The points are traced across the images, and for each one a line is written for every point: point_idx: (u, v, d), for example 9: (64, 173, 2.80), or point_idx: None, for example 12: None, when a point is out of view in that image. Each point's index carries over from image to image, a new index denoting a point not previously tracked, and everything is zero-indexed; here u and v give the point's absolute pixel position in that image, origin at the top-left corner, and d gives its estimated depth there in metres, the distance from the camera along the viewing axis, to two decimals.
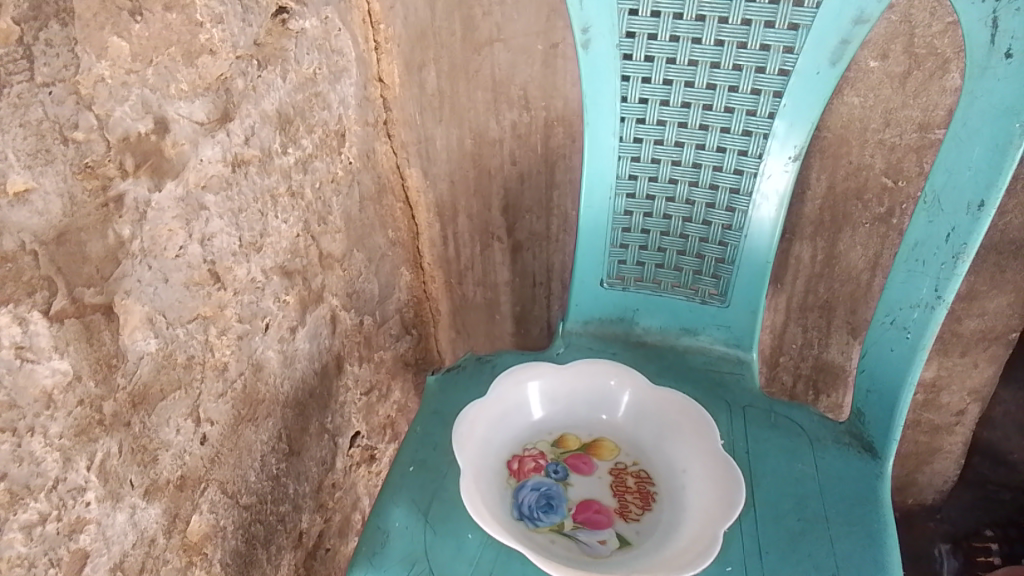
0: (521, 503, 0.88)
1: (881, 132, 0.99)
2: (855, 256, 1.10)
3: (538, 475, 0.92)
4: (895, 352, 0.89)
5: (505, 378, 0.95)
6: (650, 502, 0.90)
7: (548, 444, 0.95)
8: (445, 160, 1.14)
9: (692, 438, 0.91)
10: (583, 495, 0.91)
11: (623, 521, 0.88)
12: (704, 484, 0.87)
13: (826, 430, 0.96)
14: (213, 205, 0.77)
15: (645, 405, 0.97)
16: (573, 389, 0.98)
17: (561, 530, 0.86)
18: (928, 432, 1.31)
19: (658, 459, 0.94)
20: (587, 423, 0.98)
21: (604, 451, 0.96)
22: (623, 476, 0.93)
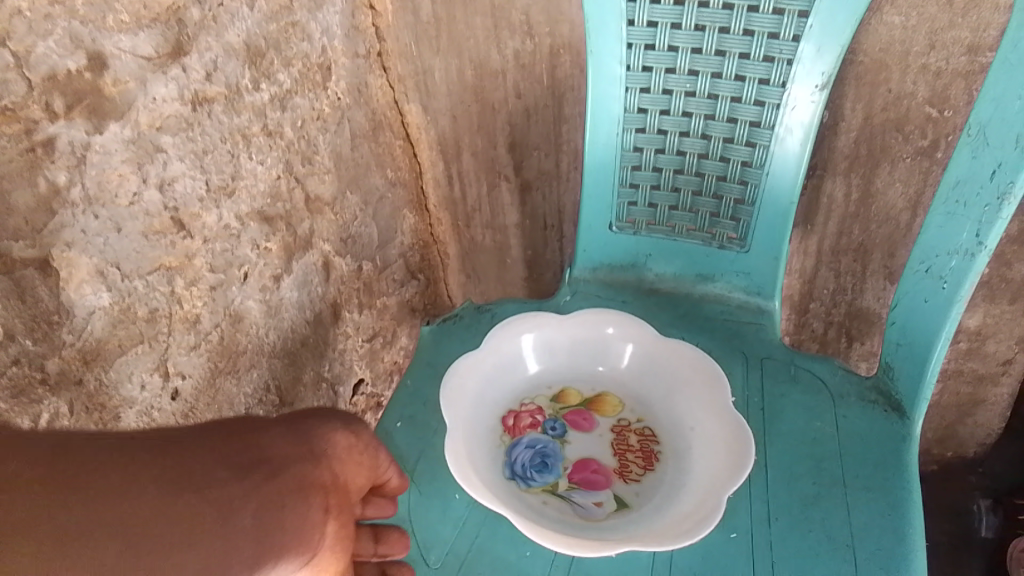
0: (514, 462, 0.83)
1: (925, 56, 0.87)
2: (894, 195, 1.00)
3: (534, 432, 0.87)
4: (930, 304, 0.80)
5: (501, 328, 0.89)
6: (652, 461, 0.84)
7: (547, 399, 0.90)
8: (446, 94, 1.06)
9: (700, 393, 0.84)
10: (580, 454, 0.85)
11: (622, 483, 0.83)
12: (711, 443, 0.81)
13: (851, 387, 0.88)
14: (171, 147, 0.71)
15: (652, 357, 0.90)
16: (575, 340, 0.92)
17: (554, 491, 0.81)
18: (971, 384, 1.22)
19: (665, 415, 0.87)
20: (590, 376, 0.92)
21: (606, 407, 0.90)
22: (625, 434, 0.87)
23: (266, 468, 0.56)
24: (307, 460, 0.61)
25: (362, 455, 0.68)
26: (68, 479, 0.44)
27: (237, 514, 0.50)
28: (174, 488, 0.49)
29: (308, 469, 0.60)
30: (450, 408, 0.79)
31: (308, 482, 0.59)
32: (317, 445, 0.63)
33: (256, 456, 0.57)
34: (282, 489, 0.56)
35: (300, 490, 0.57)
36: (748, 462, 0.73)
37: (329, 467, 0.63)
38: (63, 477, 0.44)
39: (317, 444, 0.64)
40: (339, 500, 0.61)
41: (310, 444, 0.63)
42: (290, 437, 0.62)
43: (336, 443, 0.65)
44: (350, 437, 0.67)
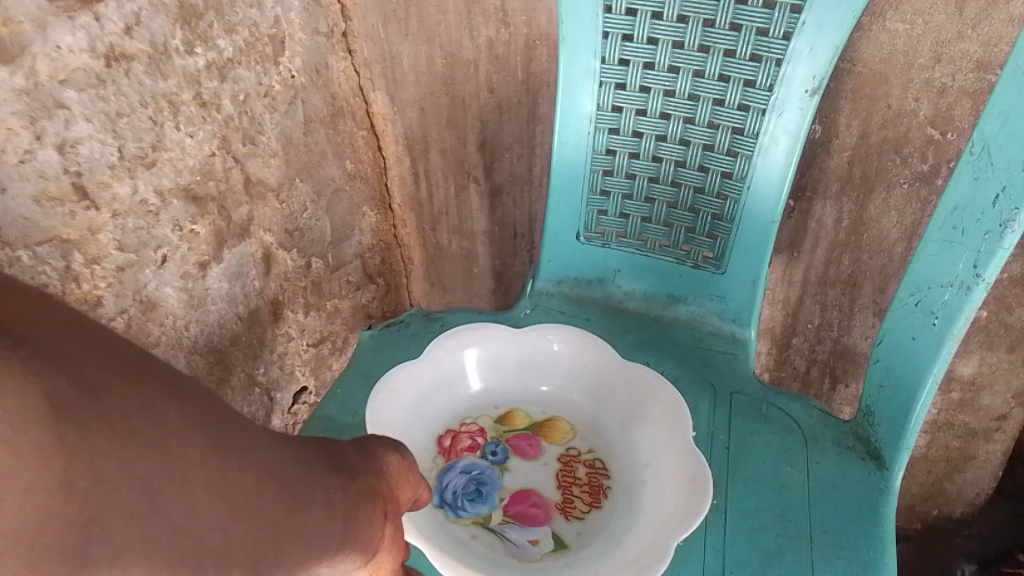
0: (445, 489, 0.74)
1: (929, 69, 0.80)
2: (888, 224, 0.92)
3: (471, 456, 0.78)
4: (918, 342, 0.71)
5: (445, 339, 0.81)
6: (600, 498, 0.75)
7: (491, 420, 0.81)
8: (414, 83, 0.99)
9: (659, 426, 0.76)
10: (520, 485, 0.76)
11: (563, 520, 0.73)
12: (666, 483, 0.72)
13: (826, 431, 0.79)
14: (76, 104, 0.63)
15: (610, 382, 0.81)
16: (528, 358, 0.84)
17: (486, 525, 0.72)
18: (962, 437, 1.13)
19: (619, 448, 0.79)
20: (541, 399, 0.83)
21: (556, 434, 0.81)
22: (572, 465, 0.78)
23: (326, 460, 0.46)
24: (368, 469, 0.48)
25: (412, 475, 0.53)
26: (137, 400, 0.36)
27: (301, 502, 0.42)
28: (242, 444, 0.41)
29: (372, 478, 0.48)
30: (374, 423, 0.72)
31: (371, 493, 0.47)
32: (381, 456, 0.51)
33: (313, 450, 0.46)
34: (351, 492, 0.45)
35: (359, 503, 0.45)
36: (702, 508, 0.65)
37: (389, 484, 0.49)
38: (136, 394, 0.37)
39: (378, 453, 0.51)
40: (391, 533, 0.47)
41: (368, 452, 0.51)
42: (352, 446, 0.50)
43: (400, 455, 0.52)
44: (406, 454, 0.53)
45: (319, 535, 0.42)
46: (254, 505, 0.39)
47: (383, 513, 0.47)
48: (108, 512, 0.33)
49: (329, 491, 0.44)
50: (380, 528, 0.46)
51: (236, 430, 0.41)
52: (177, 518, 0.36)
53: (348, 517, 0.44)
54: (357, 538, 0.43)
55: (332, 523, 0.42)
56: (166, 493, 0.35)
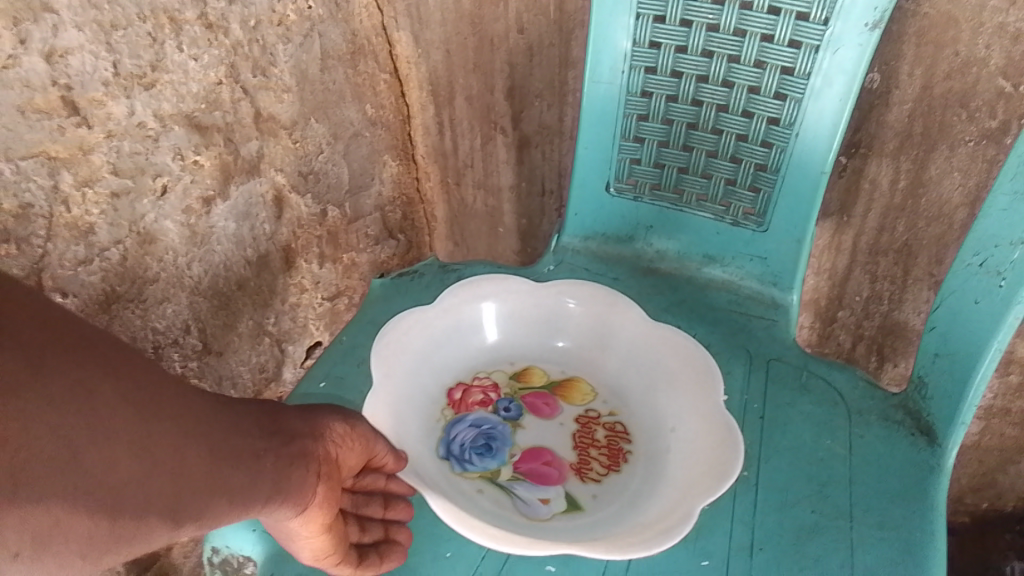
0: (452, 440, 0.69)
1: (1003, 13, 0.72)
2: (949, 185, 0.84)
3: (482, 410, 0.73)
4: (981, 307, 0.64)
5: (462, 287, 0.75)
6: (619, 461, 0.69)
7: (506, 375, 0.76)
8: (440, 23, 0.93)
9: (688, 390, 0.69)
10: (534, 442, 0.71)
11: (577, 481, 0.68)
12: (692, 450, 0.66)
13: (872, 403, 0.72)
14: (64, 10, 0.59)
15: (637, 342, 0.74)
16: (549, 314, 0.77)
17: (494, 480, 0.67)
18: (1019, 426, 1.05)
19: (643, 412, 0.72)
20: (562, 357, 0.77)
21: (576, 394, 0.75)
22: (591, 426, 0.72)
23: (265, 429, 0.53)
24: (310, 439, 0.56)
25: (359, 447, 0.61)
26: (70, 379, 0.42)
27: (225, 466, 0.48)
28: (178, 417, 0.46)
29: (313, 446, 0.56)
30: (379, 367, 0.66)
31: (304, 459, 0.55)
32: (324, 426, 0.58)
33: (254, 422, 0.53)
34: (283, 459, 0.53)
35: (301, 475, 0.54)
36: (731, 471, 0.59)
37: (328, 452, 0.58)
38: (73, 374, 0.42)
39: (324, 424, 0.58)
40: (324, 498, 0.57)
41: (312, 421, 0.58)
42: (295, 413, 0.58)
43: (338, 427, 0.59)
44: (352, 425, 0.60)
45: (244, 498, 0.49)
46: (181, 470, 0.45)
47: (316, 481, 0.56)
48: (35, 474, 0.38)
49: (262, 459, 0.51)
50: (310, 493, 0.55)
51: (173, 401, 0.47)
52: (103, 476, 0.41)
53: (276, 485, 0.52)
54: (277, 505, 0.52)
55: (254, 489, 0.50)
56: (87, 465, 0.41)
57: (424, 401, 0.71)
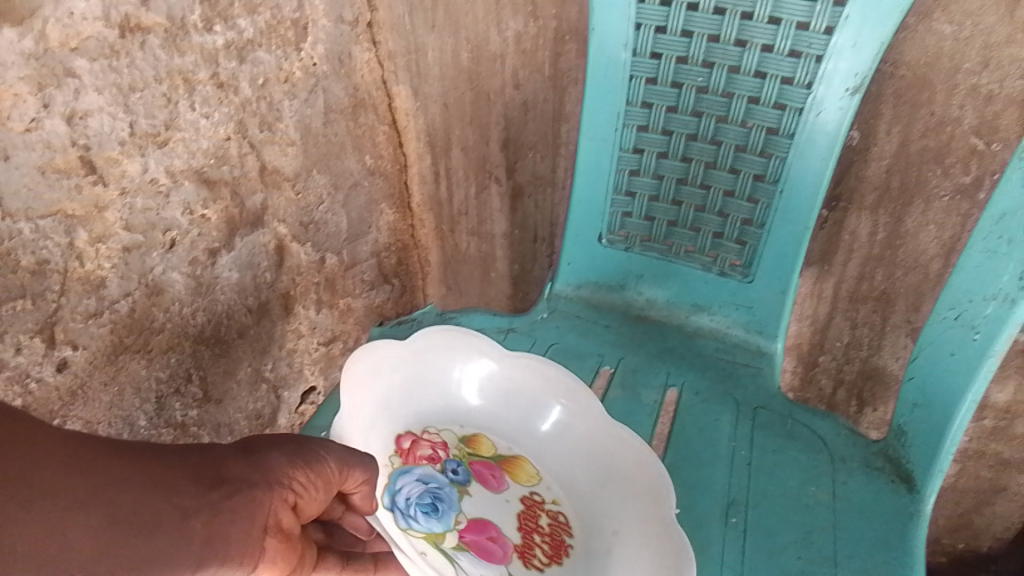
0: (399, 492, 0.73)
1: (976, 75, 0.76)
2: (925, 238, 0.88)
3: (431, 467, 0.75)
4: (958, 358, 0.67)
5: (438, 333, 0.80)
6: (561, 554, 0.70)
7: (455, 437, 0.78)
8: (438, 77, 0.96)
9: (640, 498, 0.70)
10: (479, 513, 0.73)
11: (517, 565, 0.69)
12: (631, 564, 0.67)
13: (856, 450, 0.75)
14: (85, 73, 0.61)
15: (594, 434, 0.75)
16: (510, 385, 0.80)
17: (438, 545, 0.69)
18: (993, 467, 1.08)
19: (586, 508, 0.73)
20: (514, 432, 0.79)
21: (523, 474, 0.76)
22: (535, 509, 0.73)
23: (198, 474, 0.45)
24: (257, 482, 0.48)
25: (322, 493, 0.54)
26: None
27: (137, 534, 0.39)
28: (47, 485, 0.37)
29: (259, 491, 0.48)
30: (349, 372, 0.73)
31: (247, 509, 0.46)
32: (273, 471, 0.50)
33: (185, 469, 0.45)
34: (224, 510, 0.44)
35: (247, 534, 0.45)
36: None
37: (282, 502, 0.49)
38: None
39: (274, 468, 0.51)
40: (280, 556, 0.47)
41: (260, 466, 0.50)
42: (234, 457, 0.49)
43: (293, 470, 0.52)
44: (309, 471, 0.53)
45: (168, 569, 0.40)
46: (69, 548, 0.37)
47: (265, 538, 0.47)
48: None
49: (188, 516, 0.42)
50: (256, 551, 0.46)
51: (71, 465, 0.39)
52: None
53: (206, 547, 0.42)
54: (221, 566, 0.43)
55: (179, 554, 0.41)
56: None
57: (378, 444, 0.74)
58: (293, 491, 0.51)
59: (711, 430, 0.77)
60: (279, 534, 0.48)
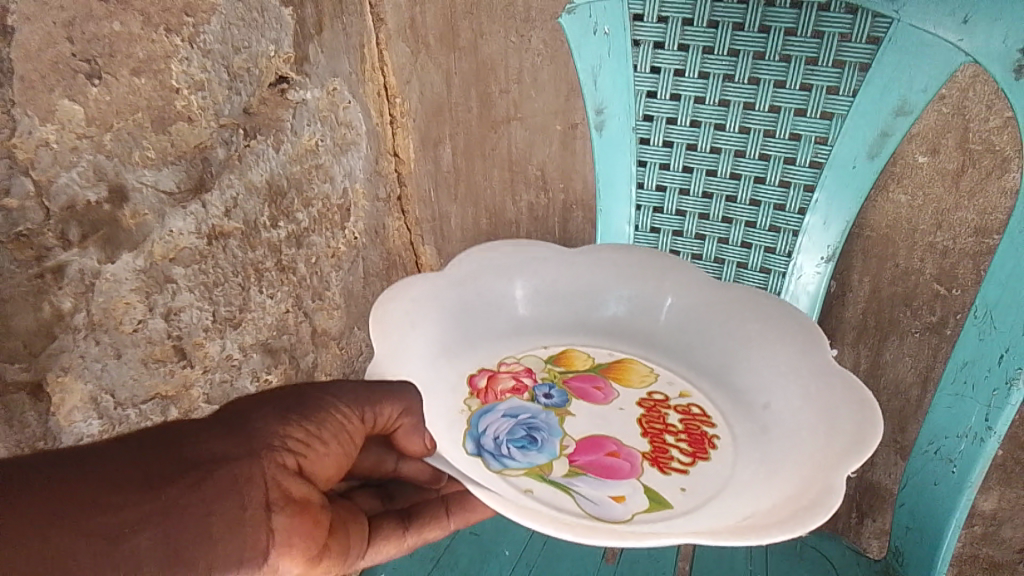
0: (484, 433, 0.63)
1: (931, 234, 0.89)
2: (903, 367, 0.98)
3: (516, 399, 0.67)
4: (940, 488, 0.76)
5: (477, 250, 0.74)
6: (705, 451, 0.63)
7: (541, 360, 0.72)
8: (460, 236, 1.10)
9: (786, 355, 0.67)
10: (588, 432, 0.65)
11: (658, 474, 0.61)
12: (804, 423, 0.61)
13: (859, 569, 0.84)
14: (181, 278, 0.72)
15: (699, 314, 0.73)
16: (583, 286, 0.76)
17: (546, 476, 0.59)
18: (987, 571, 1.16)
19: (721, 393, 0.69)
20: (606, 335, 0.74)
21: (631, 377, 0.70)
22: (661, 409, 0.67)
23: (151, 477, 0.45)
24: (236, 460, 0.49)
25: (332, 447, 0.56)
26: None
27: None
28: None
29: (241, 467, 0.49)
30: (376, 321, 0.64)
31: (226, 492, 0.48)
32: (260, 438, 0.52)
33: (130, 479, 0.45)
34: (191, 512, 0.46)
35: (236, 516, 0.48)
36: (875, 435, 0.55)
37: (279, 467, 0.51)
38: None
39: (263, 432, 0.52)
40: (288, 533, 0.51)
41: (250, 433, 0.52)
42: (207, 435, 0.50)
43: (287, 428, 0.53)
44: (308, 425, 0.54)
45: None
46: None
47: (268, 516, 0.50)
48: None
49: (139, 532, 0.43)
50: (261, 531, 0.49)
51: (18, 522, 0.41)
52: None
53: (174, 561, 0.44)
54: (212, 562, 0.46)
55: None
56: None
57: (446, 387, 0.67)
58: (291, 455, 0.53)
59: (727, 556, 0.85)
60: (286, 509, 0.51)
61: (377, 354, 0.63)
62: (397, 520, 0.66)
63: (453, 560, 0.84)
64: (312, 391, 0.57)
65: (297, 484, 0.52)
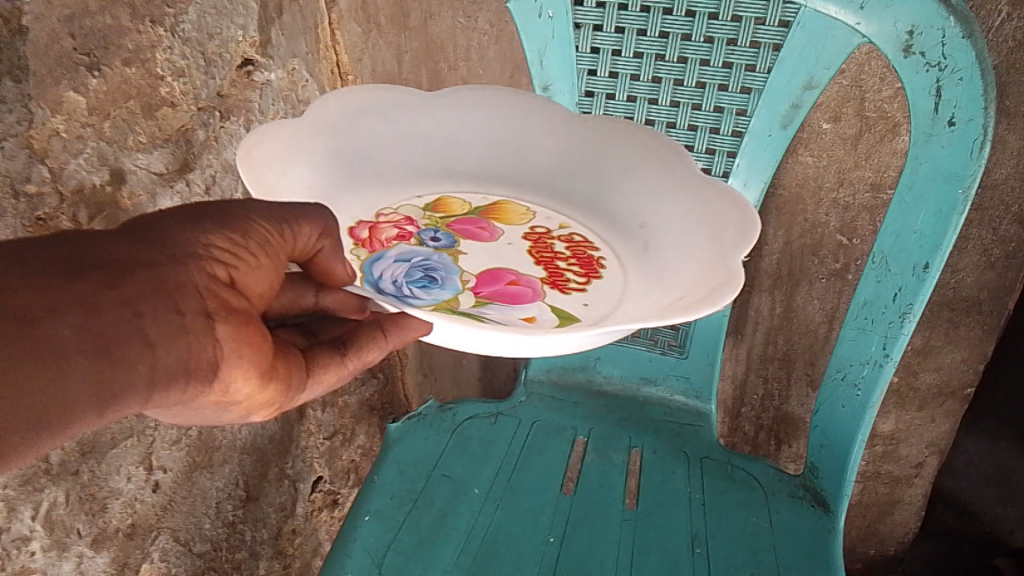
0: (384, 277, 0.66)
1: (835, 191, 1.01)
2: (812, 309, 1.12)
3: (404, 245, 0.71)
4: (847, 409, 0.89)
5: (338, 99, 0.74)
6: (596, 272, 0.74)
7: (418, 210, 0.77)
8: None
9: (651, 176, 0.77)
10: (486, 267, 0.71)
11: (560, 295, 0.69)
12: (679, 230, 0.72)
13: (781, 484, 0.96)
14: None
15: (567, 148, 0.81)
16: (450, 134, 0.80)
17: (456, 305, 0.64)
18: (888, 484, 1.33)
19: (596, 220, 0.79)
20: (475, 180, 0.80)
21: (511, 216, 0.78)
22: (546, 240, 0.76)
23: (69, 268, 0.44)
24: (160, 265, 0.48)
25: (262, 260, 0.54)
26: None
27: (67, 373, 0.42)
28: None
29: (167, 272, 0.48)
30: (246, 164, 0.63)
31: (156, 298, 0.47)
32: (182, 248, 0.50)
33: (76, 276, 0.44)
34: (119, 310, 0.45)
35: (171, 323, 0.48)
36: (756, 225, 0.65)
37: (208, 272, 0.51)
38: None
39: (183, 242, 0.50)
40: (235, 343, 0.52)
41: (171, 243, 0.50)
42: (124, 240, 0.48)
43: (209, 238, 0.52)
44: (232, 235, 0.53)
45: (126, 377, 0.45)
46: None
47: (210, 325, 0.50)
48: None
49: (62, 318, 0.42)
50: (204, 340, 0.50)
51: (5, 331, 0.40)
52: None
53: (106, 355, 0.44)
54: (154, 361, 0.47)
55: (94, 373, 0.43)
56: None
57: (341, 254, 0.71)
58: (219, 266, 0.52)
59: (669, 482, 0.97)
60: (229, 320, 0.51)
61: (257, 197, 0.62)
62: (331, 346, 0.63)
63: (428, 501, 0.93)
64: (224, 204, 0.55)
65: (232, 295, 0.52)
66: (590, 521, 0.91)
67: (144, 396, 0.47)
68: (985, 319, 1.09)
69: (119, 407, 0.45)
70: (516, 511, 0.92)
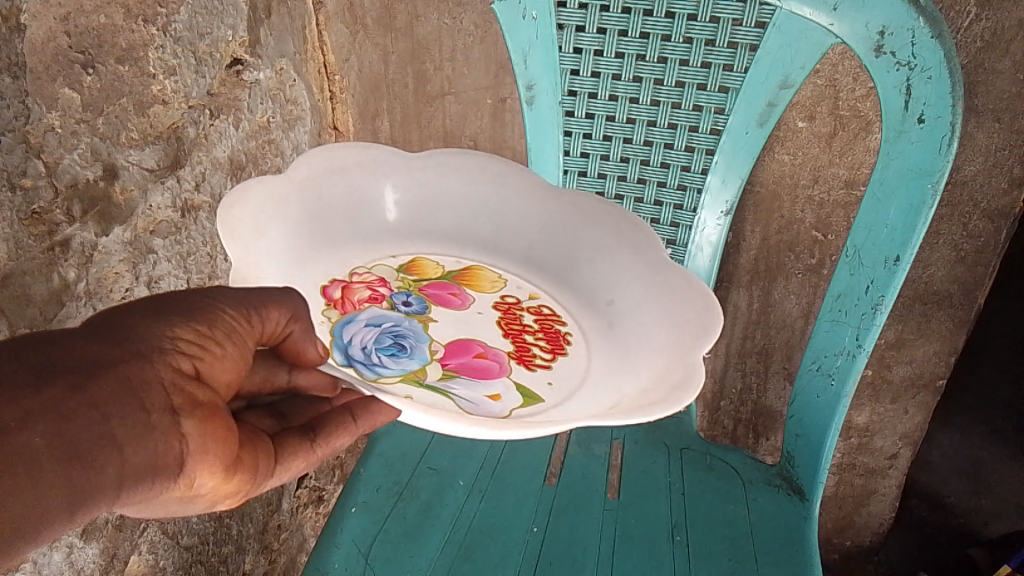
0: (353, 342, 0.68)
1: (810, 188, 1.04)
2: (789, 304, 1.15)
3: (374, 308, 0.73)
4: (823, 399, 0.92)
5: (322, 153, 0.76)
6: (561, 347, 0.74)
7: (392, 270, 0.78)
8: None
9: (622, 255, 0.78)
10: (455, 337, 0.73)
11: (526, 371, 0.71)
12: (644, 313, 0.73)
13: (759, 473, 0.99)
14: (160, 249, 0.80)
15: (543, 216, 0.82)
16: (430, 192, 0.82)
17: (421, 380, 0.66)
18: (863, 475, 1.36)
19: (566, 293, 0.80)
20: (451, 241, 0.82)
21: (483, 283, 0.80)
22: (515, 311, 0.77)
23: (38, 374, 0.44)
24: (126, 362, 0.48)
25: (229, 350, 0.56)
26: None
27: (37, 482, 0.42)
28: None
29: (134, 370, 0.48)
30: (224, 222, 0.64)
31: (123, 396, 0.47)
32: (149, 343, 0.51)
33: (46, 380, 0.44)
34: (87, 414, 0.45)
35: (141, 422, 0.48)
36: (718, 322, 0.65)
37: (175, 366, 0.51)
38: None
39: (148, 337, 0.51)
40: (201, 438, 0.52)
41: (138, 338, 0.50)
42: (93, 339, 0.48)
43: (176, 330, 0.53)
44: (199, 327, 0.54)
45: (96, 481, 0.45)
46: None
47: (176, 422, 0.50)
48: None
49: (35, 427, 0.43)
50: (171, 437, 0.50)
51: None
52: None
53: (74, 463, 0.44)
54: (124, 463, 0.46)
55: (64, 481, 0.44)
56: None
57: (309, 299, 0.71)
58: (185, 358, 0.52)
59: (651, 474, 0.99)
60: (194, 414, 0.51)
61: (233, 256, 0.64)
62: (302, 435, 0.65)
63: (415, 493, 0.94)
64: (191, 293, 0.56)
65: (197, 389, 0.52)
66: (573, 511, 0.93)
67: (112, 498, 0.46)
68: (955, 312, 1.13)
69: (87, 512, 0.45)
70: (500, 502, 0.94)
